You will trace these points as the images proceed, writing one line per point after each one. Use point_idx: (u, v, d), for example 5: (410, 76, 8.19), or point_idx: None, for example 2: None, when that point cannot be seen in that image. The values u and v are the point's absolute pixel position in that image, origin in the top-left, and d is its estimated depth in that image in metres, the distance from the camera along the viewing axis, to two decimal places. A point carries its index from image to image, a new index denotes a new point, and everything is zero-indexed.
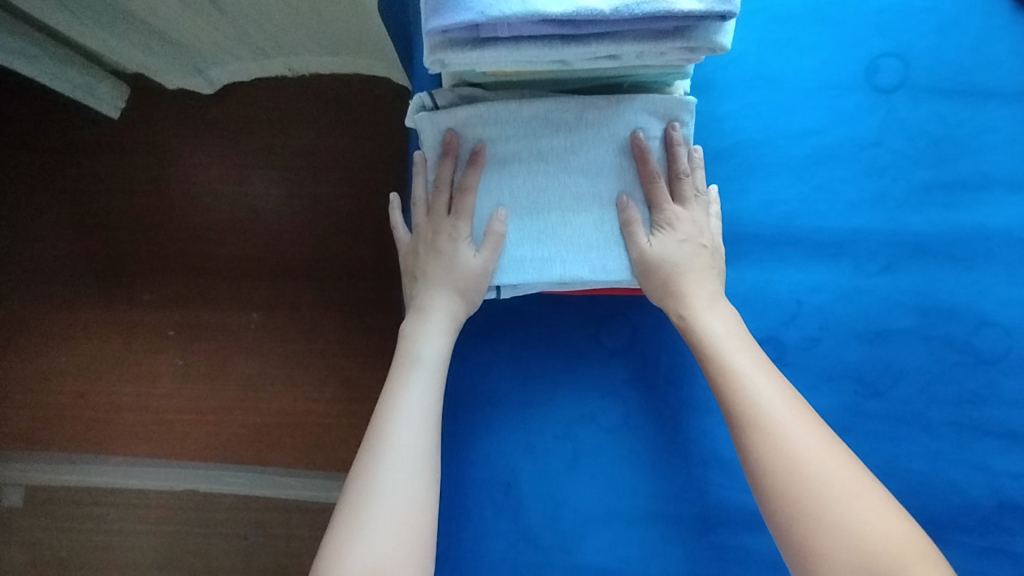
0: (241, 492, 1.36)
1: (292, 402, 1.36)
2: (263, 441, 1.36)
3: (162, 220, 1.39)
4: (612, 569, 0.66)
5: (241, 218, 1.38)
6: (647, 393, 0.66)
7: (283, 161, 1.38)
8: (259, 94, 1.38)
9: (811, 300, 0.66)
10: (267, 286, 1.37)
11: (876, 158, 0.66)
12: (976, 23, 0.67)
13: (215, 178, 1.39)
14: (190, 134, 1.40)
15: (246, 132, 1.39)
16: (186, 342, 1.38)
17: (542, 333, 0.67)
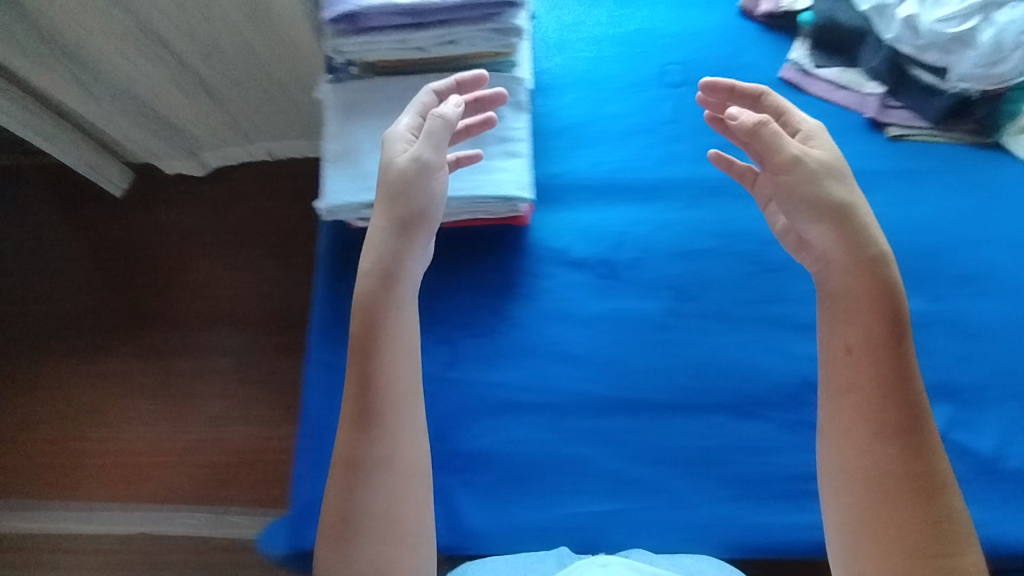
0: (192, 533, 1.35)
1: (247, 438, 1.40)
2: (218, 477, 1.38)
3: (156, 277, 1.55)
4: (487, 451, 0.79)
5: (224, 273, 1.55)
6: (510, 305, 0.84)
7: (261, 223, 1.59)
8: (246, 175, 1.62)
9: (632, 231, 0.86)
10: (236, 330, 1.49)
11: (673, 131, 0.90)
12: (734, 41, 0.92)
13: (208, 237, 1.59)
14: (186, 205, 1.62)
15: (234, 203, 1.61)
16: (161, 386, 1.46)
17: (427, 261, 0.86)
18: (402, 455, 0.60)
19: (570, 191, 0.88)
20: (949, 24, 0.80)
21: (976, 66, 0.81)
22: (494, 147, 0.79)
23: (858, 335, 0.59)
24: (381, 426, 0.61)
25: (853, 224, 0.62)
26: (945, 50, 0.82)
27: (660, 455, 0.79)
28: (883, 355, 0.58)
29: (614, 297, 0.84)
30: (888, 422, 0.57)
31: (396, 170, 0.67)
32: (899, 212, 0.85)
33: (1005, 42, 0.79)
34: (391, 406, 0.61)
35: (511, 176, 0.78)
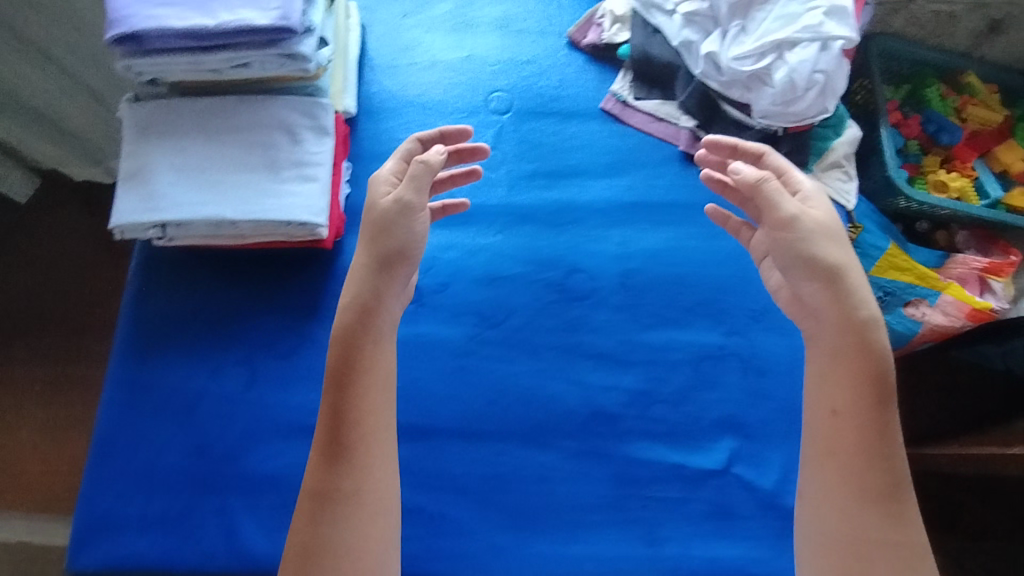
0: None
1: None
2: None
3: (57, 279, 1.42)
4: (273, 475, 0.78)
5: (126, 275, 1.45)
6: (313, 329, 0.83)
7: None
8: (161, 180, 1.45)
9: (443, 256, 0.86)
10: None
11: (493, 158, 0.90)
12: (560, 70, 0.94)
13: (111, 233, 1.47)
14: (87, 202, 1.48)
15: None
16: (54, 393, 1.36)
17: (235, 280, 0.84)
18: (369, 490, 0.61)
19: None
20: (745, 62, 0.81)
21: (773, 104, 0.82)
22: (290, 170, 0.79)
23: (845, 398, 0.61)
24: (355, 455, 0.62)
25: (849, 286, 0.62)
26: (746, 86, 0.83)
27: (447, 483, 0.77)
28: (847, 419, 0.60)
29: (415, 322, 0.83)
30: (876, 477, 0.59)
31: (378, 211, 0.67)
32: (707, 243, 0.85)
33: (796, 83, 0.80)
34: (363, 439, 0.62)
35: (302, 201, 0.78)
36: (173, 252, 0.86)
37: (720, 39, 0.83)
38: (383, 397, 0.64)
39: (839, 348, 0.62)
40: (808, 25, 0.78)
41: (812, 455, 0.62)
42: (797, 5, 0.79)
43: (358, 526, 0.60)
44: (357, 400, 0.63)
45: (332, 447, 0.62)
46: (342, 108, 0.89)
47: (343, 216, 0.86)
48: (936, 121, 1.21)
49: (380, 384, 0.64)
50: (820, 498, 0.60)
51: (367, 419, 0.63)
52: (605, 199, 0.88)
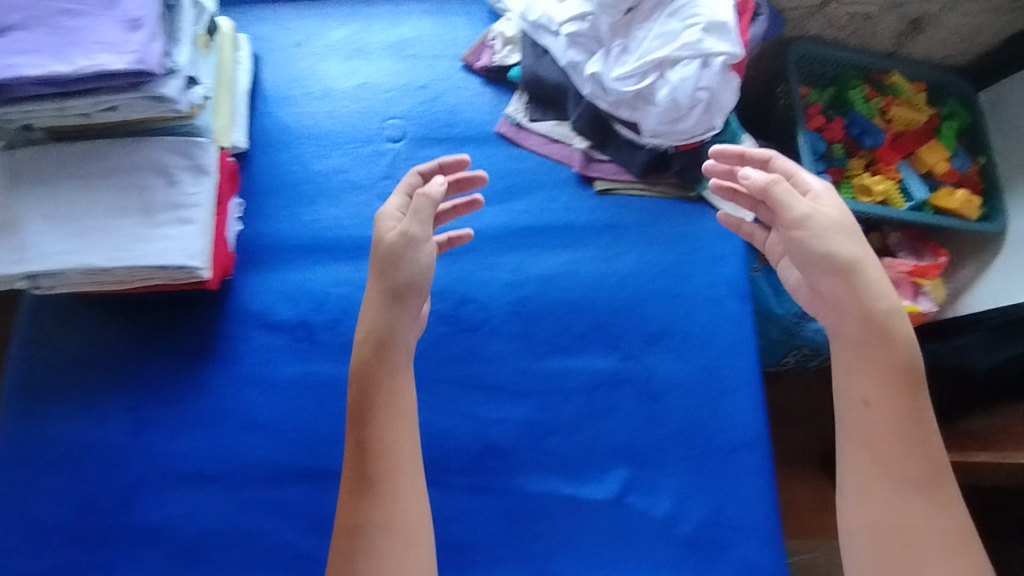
0: None
1: None
2: None
3: None
4: (159, 527, 0.76)
5: None
6: (202, 371, 0.81)
7: None
8: None
9: (335, 291, 0.85)
10: None
11: (387, 188, 0.89)
12: (455, 95, 0.92)
13: None
14: None
15: None
16: None
17: (119, 324, 0.82)
18: (400, 518, 0.61)
19: (275, 251, 0.86)
20: (628, 81, 0.80)
21: (658, 123, 0.81)
22: (164, 214, 0.77)
23: (875, 390, 0.62)
24: (382, 484, 0.62)
25: (863, 282, 0.64)
26: (633, 105, 0.82)
27: None
28: (889, 408, 0.62)
29: (308, 360, 0.82)
30: (922, 466, 0.61)
31: (384, 245, 0.66)
32: (603, 266, 0.84)
33: (679, 101, 0.78)
34: (386, 469, 0.62)
35: (177, 245, 0.76)
36: (61, 298, 0.85)
37: (603, 58, 0.81)
38: (404, 425, 0.64)
39: (870, 343, 0.63)
40: (687, 42, 0.76)
41: (852, 451, 0.63)
42: (676, 21, 0.77)
43: (411, 552, 0.60)
44: (379, 433, 0.63)
45: (377, 475, 0.62)
46: (230, 143, 0.87)
47: (230, 254, 0.85)
48: (858, 124, 1.20)
49: (400, 410, 0.64)
50: (878, 495, 0.61)
51: (395, 446, 0.63)
52: (500, 225, 0.86)
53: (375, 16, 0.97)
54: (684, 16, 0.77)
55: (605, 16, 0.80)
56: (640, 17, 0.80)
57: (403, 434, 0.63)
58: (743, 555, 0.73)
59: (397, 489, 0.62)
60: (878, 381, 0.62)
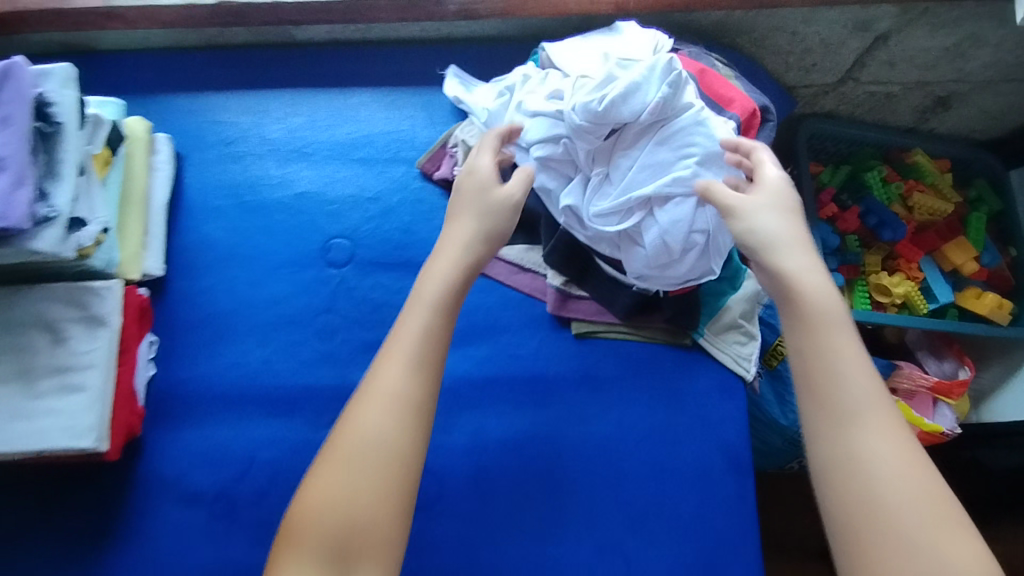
0: None
1: None
2: None
3: None
4: None
5: None
6: (100, 556, 0.68)
7: None
8: None
9: (262, 454, 0.71)
10: None
11: (328, 323, 0.76)
12: (411, 209, 0.79)
13: None
14: None
15: None
16: None
17: (9, 495, 0.70)
18: (329, 495, 0.49)
19: (195, 403, 0.73)
20: (610, 219, 0.67)
21: (647, 268, 0.67)
22: (48, 379, 0.64)
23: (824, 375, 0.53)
24: (339, 442, 0.52)
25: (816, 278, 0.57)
26: (616, 243, 0.68)
27: None
28: (848, 395, 0.52)
29: (228, 542, 0.69)
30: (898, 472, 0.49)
31: (485, 196, 0.64)
32: (577, 429, 0.72)
33: (669, 245, 0.64)
34: (358, 428, 0.52)
35: (61, 420, 0.63)
36: None
37: (580, 189, 0.67)
38: (408, 387, 0.53)
39: (815, 320, 0.55)
40: (679, 180, 0.63)
41: (824, 459, 0.51)
42: (666, 151, 0.64)
43: (321, 535, 0.48)
44: (376, 383, 0.53)
45: (353, 438, 0.51)
46: (142, 273, 0.74)
47: (139, 410, 0.71)
48: (877, 213, 1.06)
49: (397, 368, 0.54)
50: (868, 510, 0.48)
51: (379, 417, 0.52)
52: (458, 374, 0.74)
53: (320, 109, 0.83)
54: (676, 146, 0.64)
55: (581, 141, 0.65)
56: (621, 141, 0.66)
57: (391, 410, 0.52)
58: None
59: (367, 459, 0.50)
60: (833, 367, 0.53)
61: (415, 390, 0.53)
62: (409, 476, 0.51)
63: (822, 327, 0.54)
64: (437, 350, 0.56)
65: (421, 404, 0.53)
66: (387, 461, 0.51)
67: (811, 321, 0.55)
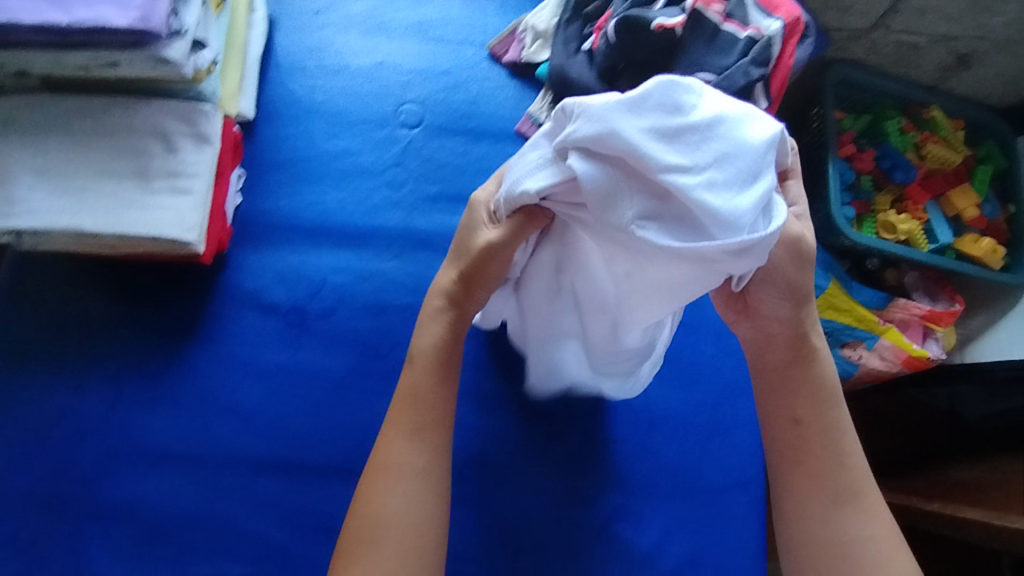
0: None
1: None
2: None
3: None
4: (128, 503, 0.74)
5: None
6: (186, 347, 0.79)
7: None
8: None
9: (333, 278, 0.82)
10: None
11: (397, 175, 0.85)
12: (478, 84, 0.88)
13: None
14: None
15: None
16: None
17: (107, 293, 0.80)
18: None
19: (275, 230, 0.83)
20: (717, 190, 0.47)
21: (741, 260, 0.47)
22: (161, 182, 0.73)
23: (804, 407, 0.65)
24: (351, 537, 0.59)
25: (809, 311, 0.64)
26: (674, 266, 0.49)
27: (314, 522, 0.74)
28: (848, 473, 0.63)
29: (300, 347, 0.80)
30: (839, 489, 0.63)
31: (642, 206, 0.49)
32: None
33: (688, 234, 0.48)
34: (369, 525, 0.58)
35: (172, 215, 0.72)
36: (48, 254, 0.81)
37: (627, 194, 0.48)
38: (415, 488, 0.60)
39: (779, 356, 0.66)
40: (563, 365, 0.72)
41: (819, 541, 0.62)
42: (586, 298, 0.60)
43: None
44: (383, 494, 0.59)
45: (379, 512, 0.58)
46: (237, 112, 0.83)
47: (227, 229, 0.81)
48: (891, 157, 1.15)
49: (400, 479, 0.60)
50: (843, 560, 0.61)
51: (393, 492, 0.59)
52: None
53: None
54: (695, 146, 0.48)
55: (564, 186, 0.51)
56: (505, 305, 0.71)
57: (407, 486, 0.59)
58: None
59: (397, 536, 0.58)
60: (814, 411, 0.65)
61: (426, 490, 0.60)
62: (431, 529, 0.59)
63: (831, 405, 0.65)
64: (435, 417, 0.62)
65: (423, 468, 0.60)
66: (415, 512, 0.59)
67: (824, 398, 0.65)
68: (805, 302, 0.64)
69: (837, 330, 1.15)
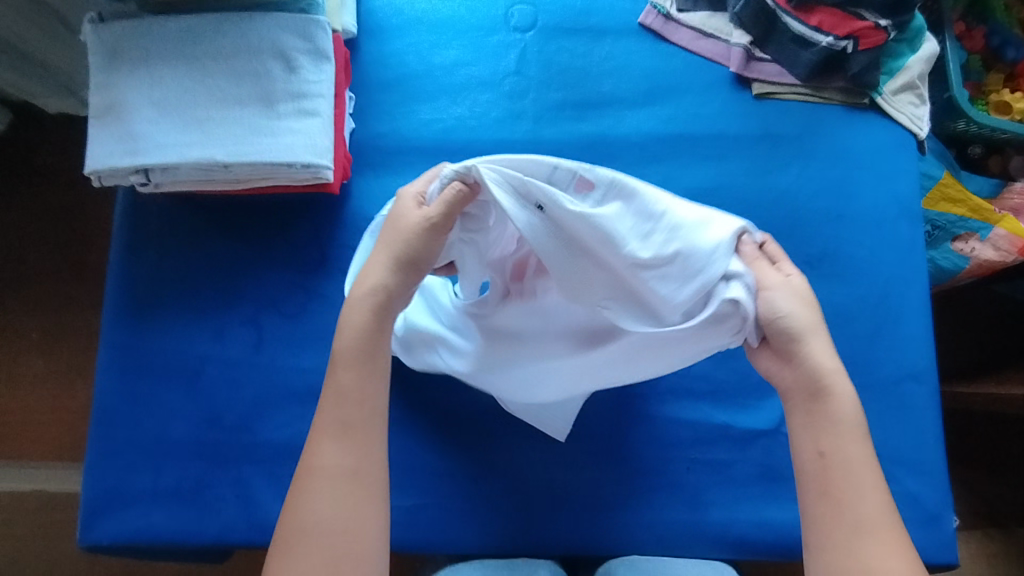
0: (20, 490, 1.06)
1: (62, 399, 1.10)
2: (29, 439, 1.08)
3: None
4: (285, 444, 0.73)
5: (21, 209, 1.14)
6: (321, 283, 0.76)
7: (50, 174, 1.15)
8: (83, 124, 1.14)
9: None
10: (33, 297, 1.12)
11: (517, 85, 0.79)
12: None
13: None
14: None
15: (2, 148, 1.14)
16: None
17: (233, 235, 0.77)
18: None
19: (395, 154, 0.78)
20: (668, 281, 0.56)
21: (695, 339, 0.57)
22: (286, 104, 0.68)
23: (830, 437, 0.55)
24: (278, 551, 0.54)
25: (813, 345, 0.55)
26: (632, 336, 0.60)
27: (478, 450, 0.72)
28: (867, 507, 0.53)
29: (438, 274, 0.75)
30: (860, 521, 0.53)
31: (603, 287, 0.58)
32: (759, 181, 0.77)
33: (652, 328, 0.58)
34: (297, 536, 0.53)
35: (303, 139, 0.68)
36: (167, 197, 0.78)
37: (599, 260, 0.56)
38: (349, 492, 0.54)
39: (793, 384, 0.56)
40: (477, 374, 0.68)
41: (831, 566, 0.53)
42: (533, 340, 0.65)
43: None
44: (311, 505, 0.54)
45: (299, 521, 0.53)
46: (342, 28, 0.77)
47: (348, 155, 0.77)
48: (1000, 33, 1.09)
49: (331, 484, 0.54)
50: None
51: (325, 499, 0.54)
52: (644, 131, 0.78)
53: None
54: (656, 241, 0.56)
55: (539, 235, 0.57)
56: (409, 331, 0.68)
57: (339, 490, 0.54)
58: (903, 485, 0.70)
59: (327, 544, 0.53)
60: (843, 450, 0.54)
61: (354, 491, 0.55)
62: (371, 549, 0.54)
63: (842, 437, 0.55)
64: (368, 413, 0.57)
65: (359, 471, 0.55)
66: (351, 522, 0.54)
67: (828, 435, 0.55)
68: (811, 334, 0.55)
69: (948, 223, 0.96)
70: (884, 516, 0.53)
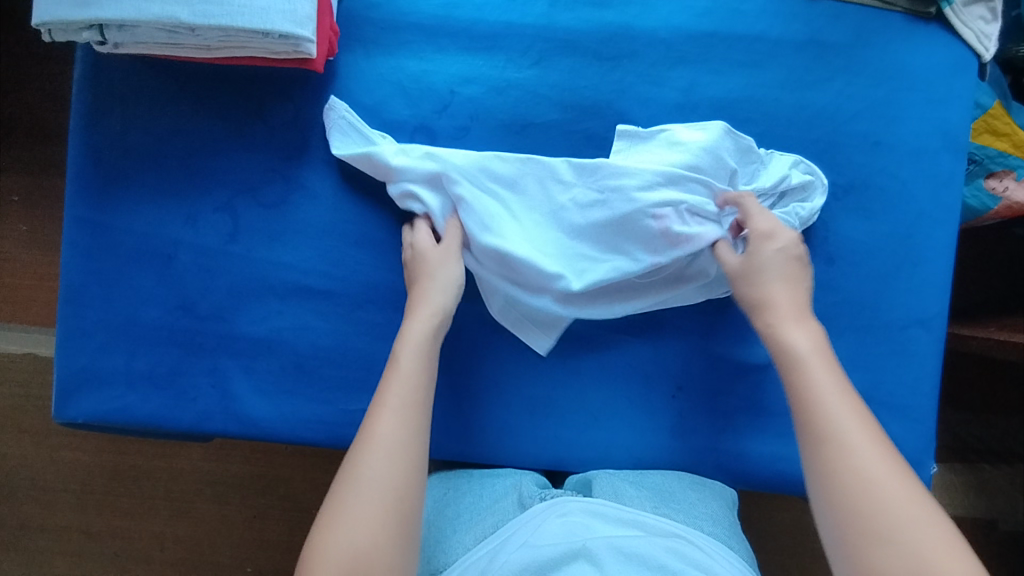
0: None
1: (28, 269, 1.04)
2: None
3: None
4: (261, 338, 0.70)
5: None
6: (303, 171, 0.70)
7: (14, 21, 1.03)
8: None
9: (461, 90, 0.69)
10: None
11: None
12: None
13: None
14: None
15: None
16: None
17: (210, 110, 0.70)
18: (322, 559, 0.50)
19: (389, 30, 0.69)
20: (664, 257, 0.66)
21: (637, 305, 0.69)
22: None
23: (788, 367, 0.56)
24: (325, 512, 0.52)
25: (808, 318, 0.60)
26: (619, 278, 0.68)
27: (462, 359, 0.70)
28: (831, 420, 0.52)
29: None
30: (828, 432, 0.52)
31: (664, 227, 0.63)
32: (793, 96, 0.68)
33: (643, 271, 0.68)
34: (342, 496, 0.52)
35: (279, 2, 0.58)
36: (135, 60, 0.70)
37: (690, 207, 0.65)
38: (397, 464, 0.53)
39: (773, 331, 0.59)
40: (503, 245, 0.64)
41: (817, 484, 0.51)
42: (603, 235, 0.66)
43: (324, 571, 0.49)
44: (367, 468, 0.53)
45: (359, 481, 0.52)
46: None
47: (336, 27, 0.68)
48: None
49: (383, 452, 0.54)
50: (855, 528, 0.48)
51: (381, 466, 0.53)
52: (673, 26, 0.69)
53: None
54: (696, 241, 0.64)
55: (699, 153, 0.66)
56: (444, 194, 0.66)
57: (391, 460, 0.53)
58: (890, 431, 0.68)
59: (373, 500, 0.52)
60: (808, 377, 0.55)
61: (410, 459, 0.54)
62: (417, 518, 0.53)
63: (802, 366, 0.56)
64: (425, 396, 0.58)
65: (416, 446, 0.55)
66: (403, 486, 0.53)
67: (794, 360, 0.56)
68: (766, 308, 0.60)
69: (986, 159, 0.87)
70: (850, 427, 0.52)
